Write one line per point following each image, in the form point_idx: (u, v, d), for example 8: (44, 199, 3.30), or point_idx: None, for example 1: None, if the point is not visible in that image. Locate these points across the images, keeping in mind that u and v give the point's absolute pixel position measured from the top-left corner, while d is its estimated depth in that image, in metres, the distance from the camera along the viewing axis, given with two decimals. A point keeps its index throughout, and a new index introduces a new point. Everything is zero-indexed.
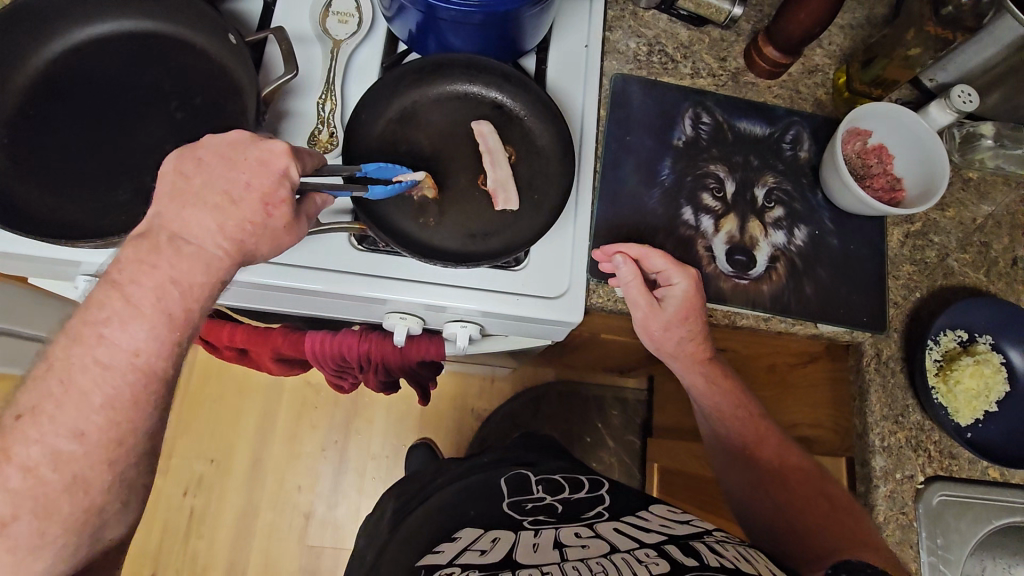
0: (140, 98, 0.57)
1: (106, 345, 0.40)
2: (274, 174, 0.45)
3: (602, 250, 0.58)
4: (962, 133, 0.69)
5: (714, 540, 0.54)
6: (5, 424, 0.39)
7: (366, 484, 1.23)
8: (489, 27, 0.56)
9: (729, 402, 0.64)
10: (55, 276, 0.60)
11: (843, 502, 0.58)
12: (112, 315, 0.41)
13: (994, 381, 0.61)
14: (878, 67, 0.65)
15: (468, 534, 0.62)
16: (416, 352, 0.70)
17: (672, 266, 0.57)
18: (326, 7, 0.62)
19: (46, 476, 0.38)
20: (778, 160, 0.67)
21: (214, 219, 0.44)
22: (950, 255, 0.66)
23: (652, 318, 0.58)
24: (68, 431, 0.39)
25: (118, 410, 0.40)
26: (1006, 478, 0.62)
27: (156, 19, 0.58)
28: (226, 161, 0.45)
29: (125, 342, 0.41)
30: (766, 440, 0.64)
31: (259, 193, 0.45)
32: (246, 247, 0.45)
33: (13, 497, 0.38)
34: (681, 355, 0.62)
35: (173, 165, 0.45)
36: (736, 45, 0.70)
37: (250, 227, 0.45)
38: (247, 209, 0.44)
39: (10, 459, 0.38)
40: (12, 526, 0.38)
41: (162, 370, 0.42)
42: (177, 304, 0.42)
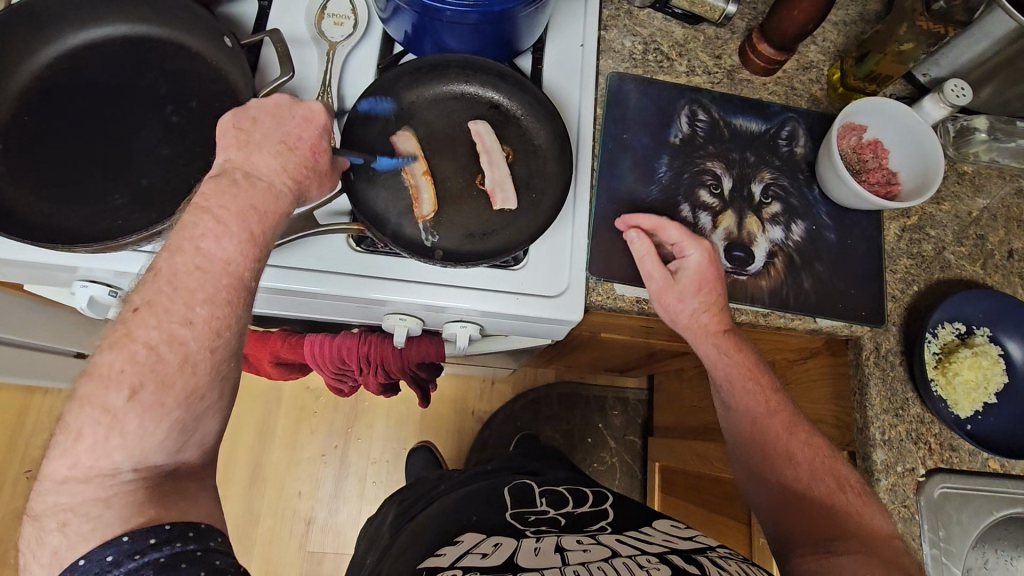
0: (135, 101, 0.56)
1: (204, 255, 0.42)
2: (319, 128, 0.50)
3: (624, 218, 0.61)
4: (957, 127, 0.69)
5: (719, 555, 0.55)
6: (124, 315, 0.40)
7: (367, 488, 1.23)
8: (484, 27, 0.56)
9: (741, 373, 0.61)
10: (52, 282, 0.60)
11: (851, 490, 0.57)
12: (203, 230, 0.42)
13: (992, 372, 0.62)
14: (871, 63, 0.65)
15: (469, 538, 0.62)
16: (416, 353, 0.69)
17: (687, 237, 0.58)
18: (322, 9, 0.62)
19: (164, 355, 0.39)
20: (774, 156, 0.67)
21: (276, 162, 0.47)
22: (946, 248, 0.66)
23: (666, 291, 0.59)
24: (178, 318, 0.40)
25: (218, 306, 0.41)
26: (1006, 469, 0.62)
27: (151, 23, 0.58)
28: (277, 117, 0.49)
29: (219, 252, 0.42)
30: (776, 413, 0.61)
31: (307, 143, 0.49)
32: (305, 187, 0.49)
33: (135, 370, 0.38)
34: (693, 327, 0.59)
35: (229, 122, 0.48)
36: (731, 42, 0.71)
37: (307, 171, 0.49)
38: (301, 156, 0.49)
39: (136, 338, 0.39)
40: (139, 394, 0.37)
41: (251, 280, 0.44)
42: (257, 224, 0.45)
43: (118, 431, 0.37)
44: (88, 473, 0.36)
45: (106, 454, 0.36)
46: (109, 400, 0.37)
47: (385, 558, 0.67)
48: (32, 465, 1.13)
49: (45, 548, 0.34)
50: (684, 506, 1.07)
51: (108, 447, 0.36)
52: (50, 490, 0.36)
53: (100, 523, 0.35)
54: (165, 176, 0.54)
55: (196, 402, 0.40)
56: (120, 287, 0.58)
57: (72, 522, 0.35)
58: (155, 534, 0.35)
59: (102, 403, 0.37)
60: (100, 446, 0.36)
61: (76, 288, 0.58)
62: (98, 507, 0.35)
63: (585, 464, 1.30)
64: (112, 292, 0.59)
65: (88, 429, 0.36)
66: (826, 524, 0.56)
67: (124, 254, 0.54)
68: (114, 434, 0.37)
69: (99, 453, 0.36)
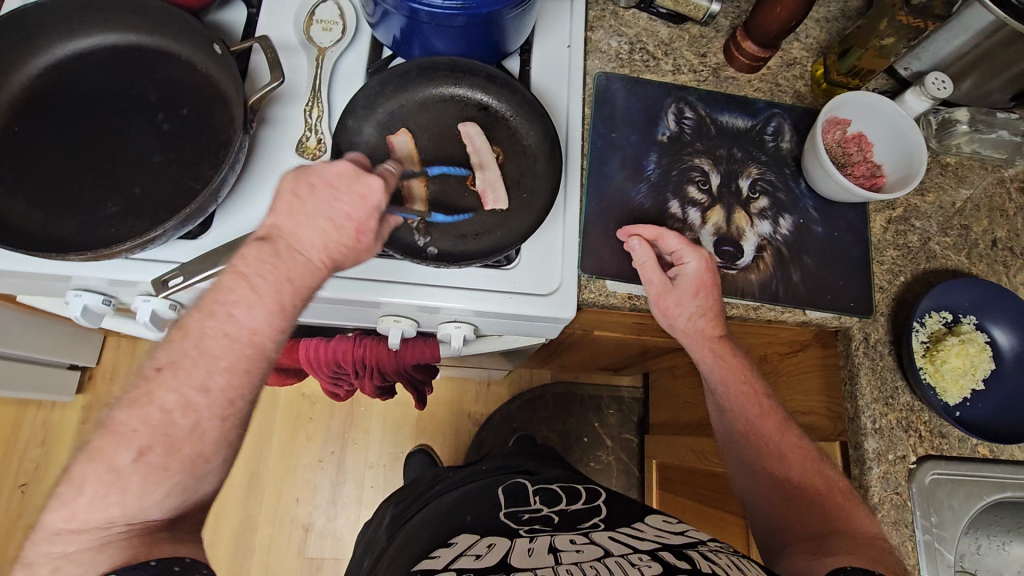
0: (126, 111, 0.57)
1: (234, 323, 0.44)
2: (369, 209, 0.47)
3: (624, 229, 0.61)
4: (938, 119, 0.71)
5: (709, 548, 0.56)
6: (148, 373, 0.43)
7: (365, 493, 1.23)
8: (472, 29, 0.56)
9: (736, 377, 0.63)
10: (46, 292, 0.60)
11: (838, 490, 0.58)
12: (237, 297, 0.44)
13: (980, 359, 0.63)
14: (853, 58, 0.66)
15: (463, 539, 0.62)
16: (410, 354, 0.69)
17: (686, 246, 0.58)
18: (310, 15, 0.63)
19: (176, 419, 0.42)
20: (760, 151, 0.68)
21: (319, 240, 0.47)
22: (931, 239, 0.68)
23: (664, 296, 0.59)
24: (196, 384, 0.43)
25: (235, 374, 0.44)
26: (996, 454, 0.63)
27: (139, 31, 0.58)
28: (334, 191, 0.47)
29: (247, 321, 0.44)
30: (770, 415, 0.63)
31: (355, 224, 0.47)
32: (340, 263, 0.49)
33: (147, 432, 0.41)
34: (690, 331, 0.61)
35: (290, 184, 0.47)
36: (716, 40, 0.72)
37: (344, 251, 0.48)
38: (344, 237, 0.47)
39: (153, 401, 0.42)
40: (145, 456, 0.41)
41: (271, 349, 0.46)
42: (289, 298, 0.46)
43: (119, 488, 0.40)
44: (83, 525, 0.40)
45: (101, 510, 0.40)
46: (118, 458, 0.41)
47: (381, 563, 0.67)
48: (27, 478, 1.12)
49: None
50: (682, 502, 1.08)
51: (106, 502, 0.40)
52: (44, 538, 0.40)
53: (91, 565, 0.39)
54: (156, 184, 0.55)
55: (200, 464, 0.43)
56: (114, 296, 0.59)
57: (64, 566, 0.39)
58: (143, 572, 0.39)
59: (111, 459, 0.41)
60: (98, 501, 0.40)
61: (70, 297, 0.58)
62: (90, 554, 0.40)
63: (582, 463, 1.31)
64: (106, 300, 0.59)
65: (90, 485, 0.40)
66: (815, 518, 0.57)
67: (117, 262, 0.54)
68: (114, 491, 0.40)
69: (98, 506, 0.40)
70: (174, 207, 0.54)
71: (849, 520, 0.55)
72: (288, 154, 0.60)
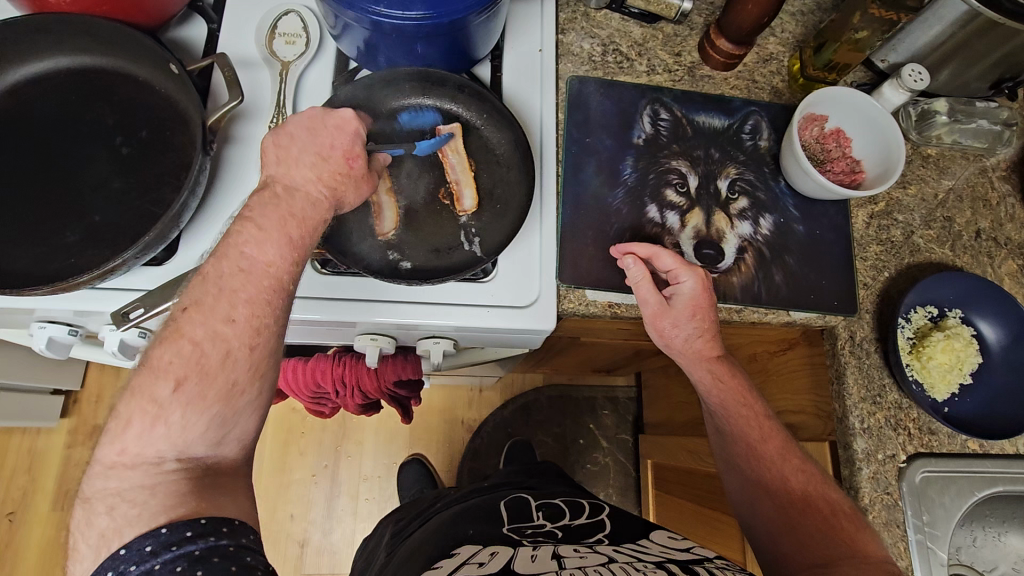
0: (84, 136, 0.55)
1: (248, 258, 0.43)
2: (350, 135, 0.49)
3: (618, 247, 0.59)
4: (917, 110, 0.70)
5: (716, 565, 0.54)
6: (174, 314, 0.41)
7: (361, 506, 1.21)
8: (438, 38, 0.55)
9: (734, 399, 0.62)
10: (10, 325, 0.58)
11: (840, 514, 0.55)
12: (246, 236, 0.44)
13: (966, 353, 0.62)
14: (828, 52, 0.65)
15: (466, 549, 0.61)
16: (390, 372, 0.67)
17: (681, 266, 0.56)
18: (272, 28, 0.61)
19: (207, 351, 0.40)
20: (738, 150, 0.67)
21: (312, 173, 0.48)
22: (915, 232, 0.67)
23: (660, 316, 0.58)
24: (220, 317, 0.41)
25: (258, 307, 0.42)
26: (986, 449, 0.63)
27: (91, 52, 0.56)
28: (310, 130, 0.49)
29: (260, 256, 0.43)
30: (770, 438, 0.61)
31: (341, 151, 0.49)
32: (341, 194, 0.49)
33: (181, 364, 0.39)
34: (687, 352, 0.61)
35: (269, 142, 0.48)
36: (690, 39, 0.71)
37: (341, 179, 0.49)
38: (335, 164, 0.49)
39: (182, 335, 0.40)
40: (183, 387, 0.39)
41: (290, 283, 0.44)
42: (296, 230, 0.45)
43: (163, 420, 0.38)
44: (135, 460, 0.37)
45: (151, 443, 0.38)
46: (158, 391, 0.38)
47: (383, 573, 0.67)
48: (13, 508, 1.10)
49: (93, 530, 0.36)
50: (678, 503, 1.07)
51: (153, 436, 0.38)
52: (99, 475, 0.37)
53: (145, 510, 0.36)
54: (117, 210, 0.53)
55: (237, 396, 0.41)
56: (81, 325, 0.57)
57: (119, 506, 0.36)
58: (191, 528, 0.35)
59: (150, 394, 0.38)
60: (146, 434, 0.38)
61: (34, 330, 0.57)
62: (142, 492, 0.36)
63: (579, 466, 1.29)
64: (72, 331, 0.58)
65: (135, 419, 0.38)
66: (818, 543, 0.55)
67: (81, 294, 0.53)
68: (159, 425, 0.38)
69: (146, 439, 0.38)
70: (137, 234, 0.52)
71: (852, 547, 0.53)
72: (251, 173, 0.58)
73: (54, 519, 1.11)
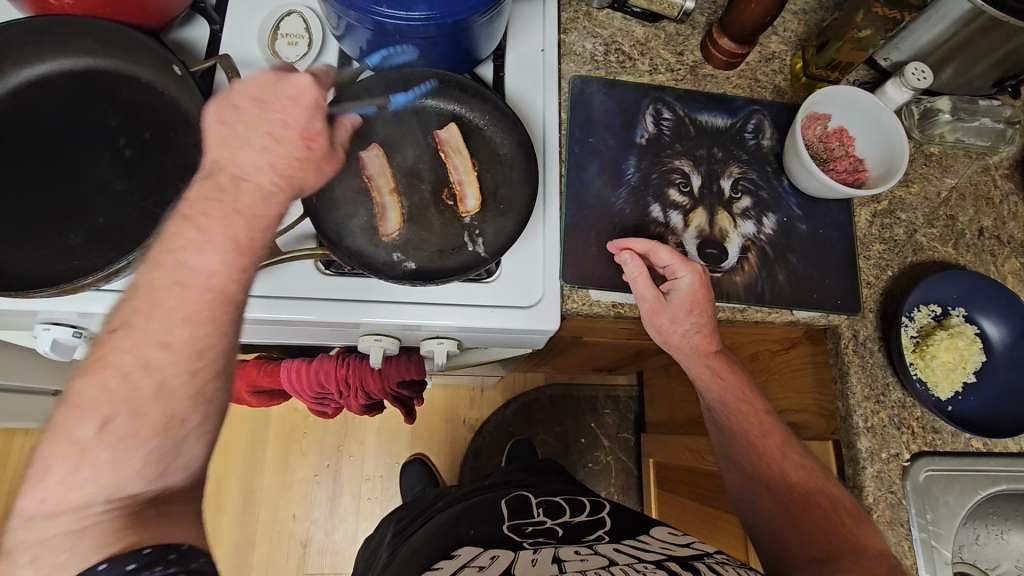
0: (87, 138, 0.55)
1: (184, 270, 0.40)
2: (306, 109, 0.45)
3: (614, 243, 0.60)
4: (920, 109, 0.70)
5: (715, 560, 0.55)
6: (101, 339, 0.38)
7: (363, 506, 1.22)
8: (441, 39, 0.54)
9: (733, 394, 0.62)
10: (13, 327, 0.58)
11: (840, 507, 0.56)
12: (182, 244, 0.40)
13: (970, 352, 0.62)
14: (832, 51, 0.65)
15: (467, 551, 0.60)
16: (394, 372, 0.67)
17: (679, 260, 0.57)
18: (274, 29, 0.61)
19: (139, 381, 0.38)
20: (741, 150, 0.67)
21: (264, 157, 0.44)
22: (917, 231, 0.67)
23: (658, 312, 0.58)
24: (154, 341, 0.38)
25: (198, 326, 0.40)
26: (989, 447, 0.63)
27: (93, 54, 0.56)
28: (260, 104, 0.45)
29: (199, 267, 0.40)
30: (769, 433, 0.62)
31: (296, 129, 0.45)
32: (297, 179, 0.46)
33: (109, 399, 0.37)
34: (685, 348, 0.61)
35: (214, 117, 0.45)
36: (693, 38, 0.71)
37: (297, 162, 0.45)
38: (290, 146, 0.45)
39: (108, 364, 0.37)
40: (110, 424, 0.36)
41: (236, 294, 0.42)
42: (242, 231, 0.42)
43: (88, 461, 0.36)
44: (57, 507, 0.34)
45: (77, 487, 0.35)
46: (79, 431, 0.36)
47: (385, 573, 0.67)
48: None
49: None
50: (680, 502, 1.08)
51: (79, 479, 0.35)
52: (19, 526, 0.34)
53: (76, 554, 0.33)
54: (121, 212, 0.53)
55: (176, 426, 0.39)
56: (85, 327, 0.57)
57: (45, 556, 0.33)
58: (134, 560, 0.33)
59: (72, 434, 0.36)
60: (70, 478, 0.35)
61: (38, 332, 0.57)
62: (71, 538, 0.34)
63: (581, 465, 1.30)
64: (76, 332, 0.58)
65: (57, 463, 0.35)
66: (819, 539, 0.55)
67: (85, 296, 0.53)
68: (83, 468, 0.35)
69: (70, 484, 0.35)
70: (141, 235, 0.52)
71: (853, 541, 0.53)
72: None
73: None
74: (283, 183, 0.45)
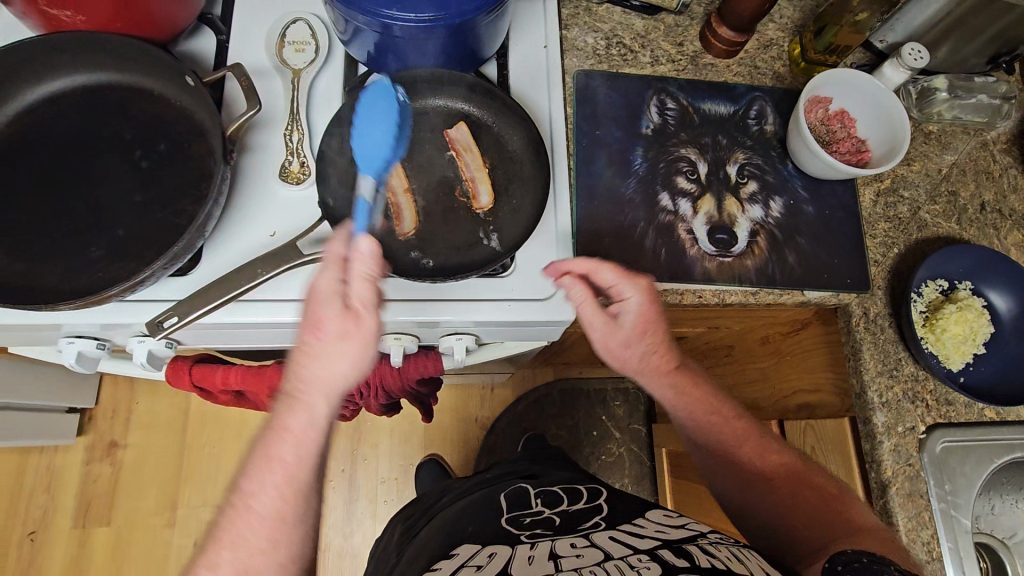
0: (103, 151, 0.56)
1: (244, 496, 0.47)
2: (315, 306, 0.46)
3: (552, 267, 0.57)
4: (917, 88, 0.71)
5: (708, 541, 0.55)
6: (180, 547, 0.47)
7: (380, 509, 1.22)
8: (447, 40, 0.55)
9: (701, 410, 0.63)
10: (38, 342, 0.59)
11: (833, 492, 0.58)
12: (249, 476, 0.48)
13: (979, 324, 0.63)
14: (829, 35, 0.66)
15: (466, 550, 0.61)
16: (413, 370, 0.68)
17: (623, 279, 0.56)
18: (281, 37, 0.62)
19: None
20: (745, 136, 0.68)
21: (300, 369, 0.47)
22: (921, 208, 0.68)
23: (611, 335, 0.59)
24: (207, 563, 0.45)
25: (244, 549, 0.46)
26: (1003, 416, 0.64)
27: (105, 69, 0.57)
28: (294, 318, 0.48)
29: (254, 494, 0.47)
30: (743, 437, 0.63)
31: (314, 329, 0.46)
32: (335, 369, 0.46)
33: None
34: (644, 369, 0.62)
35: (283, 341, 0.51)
36: (691, 28, 0.72)
37: (326, 358, 0.46)
38: (314, 348, 0.46)
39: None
40: None
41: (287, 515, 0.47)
42: (290, 457, 0.47)
43: None
44: None
45: None
46: None
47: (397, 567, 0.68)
48: (35, 527, 1.11)
49: None
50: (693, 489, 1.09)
51: None
52: None
53: None
54: (140, 224, 0.54)
55: None
56: (108, 339, 0.58)
57: None
58: None
59: None
60: None
61: (63, 345, 0.57)
62: None
63: (593, 459, 1.30)
64: (100, 344, 0.58)
65: None
66: (817, 527, 0.56)
67: (110, 307, 0.54)
68: None
69: None
70: (162, 246, 0.53)
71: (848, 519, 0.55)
72: (271, 181, 0.59)
73: (75, 537, 1.11)
74: (322, 386, 0.47)
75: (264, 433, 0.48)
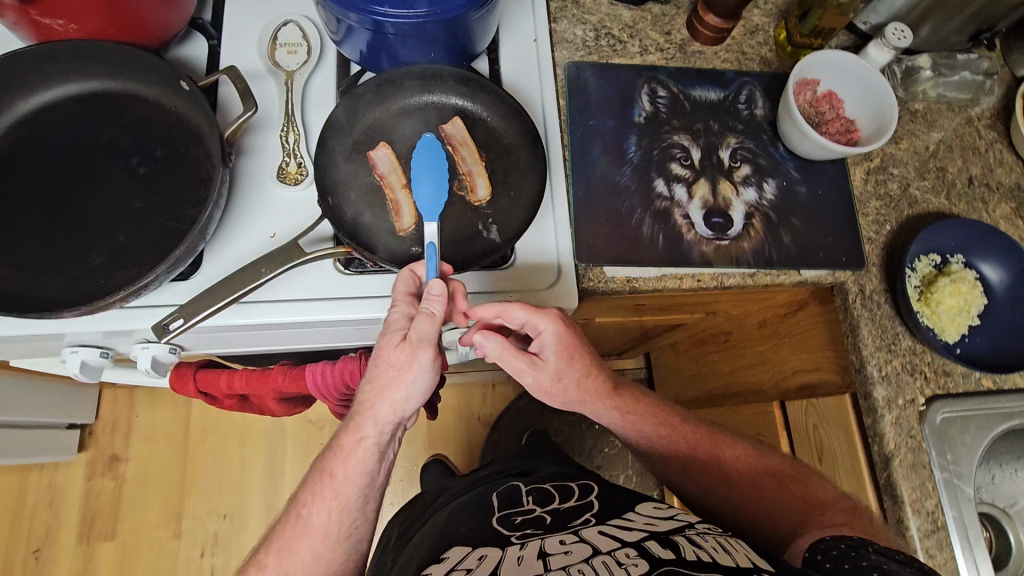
0: (100, 159, 0.56)
1: (299, 507, 0.51)
2: (384, 337, 0.50)
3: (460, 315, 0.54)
4: (902, 68, 0.72)
5: (695, 531, 0.54)
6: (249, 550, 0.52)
7: (386, 511, 1.22)
8: (439, 36, 0.56)
9: (651, 424, 0.63)
10: (41, 353, 0.59)
11: (793, 475, 0.60)
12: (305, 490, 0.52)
13: (972, 296, 0.65)
14: (813, 19, 0.67)
15: (455, 552, 0.58)
16: None
17: (534, 313, 0.54)
18: (273, 40, 0.62)
19: None
20: (736, 120, 0.69)
21: (362, 398, 0.50)
22: (911, 185, 0.69)
23: (540, 369, 0.57)
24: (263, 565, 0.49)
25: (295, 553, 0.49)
26: (1000, 385, 0.65)
27: (100, 78, 0.57)
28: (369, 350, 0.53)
29: (308, 503, 0.51)
30: (698, 437, 0.63)
31: (380, 358, 0.50)
32: (392, 397, 0.50)
33: None
34: (584, 396, 0.60)
35: None
36: (678, 17, 0.73)
37: (386, 388, 0.49)
38: (377, 377, 0.50)
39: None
40: None
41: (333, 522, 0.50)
42: (339, 471, 0.50)
43: None
44: None
45: None
46: None
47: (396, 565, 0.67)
48: (39, 545, 1.10)
49: None
50: None
51: None
52: None
53: None
54: (140, 230, 0.54)
55: None
56: (112, 347, 0.58)
57: None
58: None
59: None
60: None
61: (66, 355, 0.57)
62: None
63: None
64: (103, 353, 0.58)
65: None
66: (785, 517, 0.57)
67: (114, 313, 0.54)
68: None
69: None
70: (163, 250, 0.53)
71: (811, 501, 0.57)
72: (269, 182, 0.59)
73: (79, 553, 1.10)
74: (380, 414, 0.50)
75: (327, 451, 0.52)
